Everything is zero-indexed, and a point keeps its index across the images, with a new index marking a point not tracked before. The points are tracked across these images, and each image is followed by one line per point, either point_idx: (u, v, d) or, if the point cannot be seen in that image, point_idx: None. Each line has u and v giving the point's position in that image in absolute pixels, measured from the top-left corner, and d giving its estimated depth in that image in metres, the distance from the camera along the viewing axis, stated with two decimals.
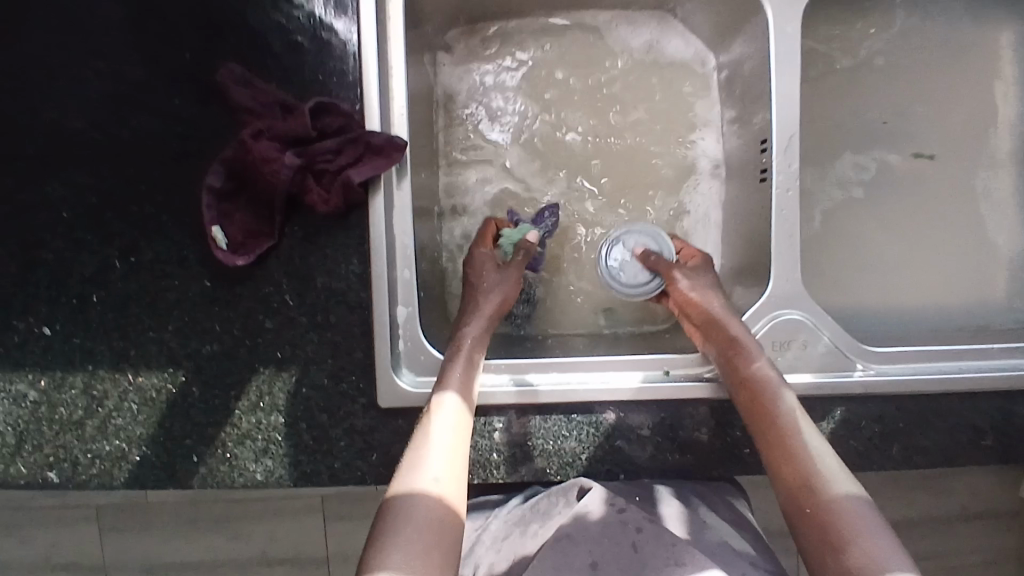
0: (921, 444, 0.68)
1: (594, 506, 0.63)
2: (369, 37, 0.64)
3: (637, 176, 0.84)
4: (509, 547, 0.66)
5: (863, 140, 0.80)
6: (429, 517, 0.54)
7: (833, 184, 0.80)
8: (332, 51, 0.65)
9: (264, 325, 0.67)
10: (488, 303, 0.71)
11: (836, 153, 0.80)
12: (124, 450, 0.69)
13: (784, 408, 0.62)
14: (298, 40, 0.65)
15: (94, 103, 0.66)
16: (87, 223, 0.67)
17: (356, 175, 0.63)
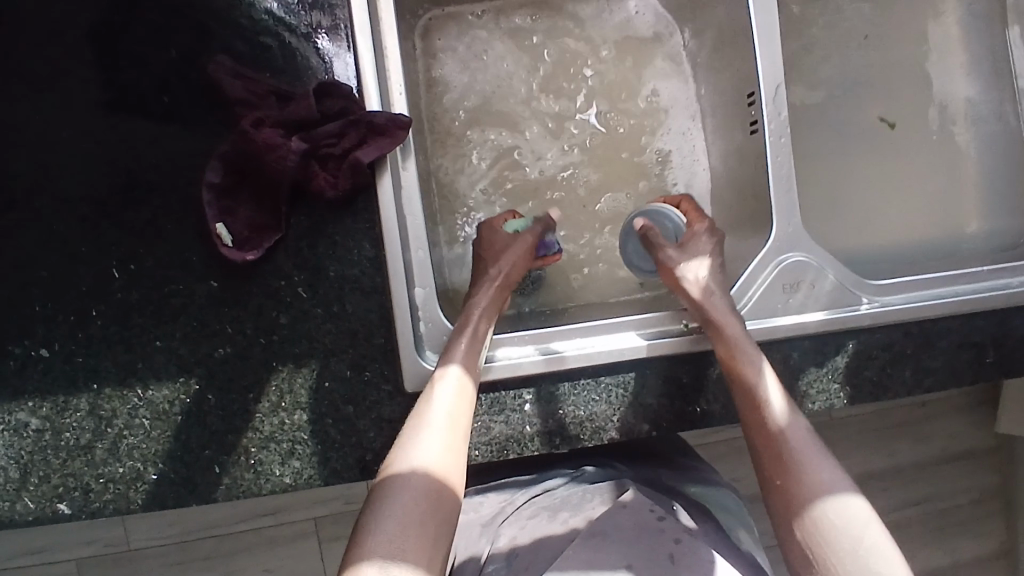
0: (931, 367, 0.71)
1: (635, 500, 0.64)
2: (354, 40, 0.65)
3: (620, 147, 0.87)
4: (533, 526, 0.66)
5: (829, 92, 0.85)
6: (426, 504, 0.55)
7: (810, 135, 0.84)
8: (298, 54, 0.65)
9: (279, 321, 0.65)
10: (498, 276, 0.72)
11: (806, 108, 0.85)
12: (139, 470, 0.65)
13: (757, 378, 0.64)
14: (265, 41, 0.64)
15: (78, 108, 0.63)
16: (80, 233, 0.64)
17: (365, 154, 0.63)
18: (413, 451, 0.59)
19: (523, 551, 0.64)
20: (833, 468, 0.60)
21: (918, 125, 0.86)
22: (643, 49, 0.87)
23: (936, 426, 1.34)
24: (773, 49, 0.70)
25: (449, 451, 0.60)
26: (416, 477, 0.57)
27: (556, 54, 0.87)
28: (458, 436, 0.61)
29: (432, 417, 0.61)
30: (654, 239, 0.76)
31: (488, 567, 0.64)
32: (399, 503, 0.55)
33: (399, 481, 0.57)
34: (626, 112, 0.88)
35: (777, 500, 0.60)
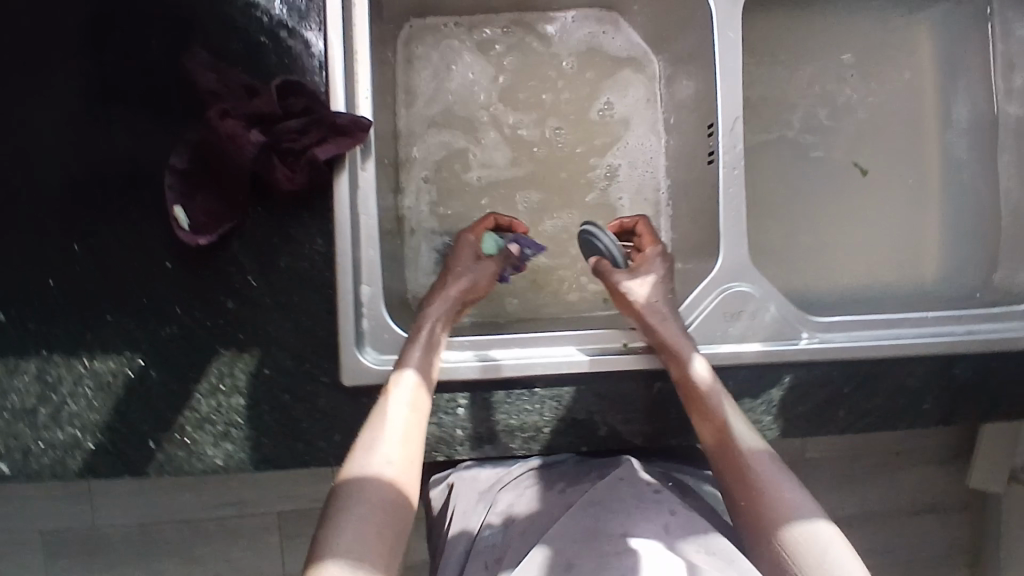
0: (866, 409, 0.72)
1: (630, 475, 0.67)
2: (333, 37, 0.66)
3: (588, 169, 0.89)
4: (531, 495, 0.68)
5: (796, 132, 0.86)
6: (381, 512, 0.59)
7: (773, 172, 0.86)
8: (293, 51, 0.67)
9: (226, 307, 0.67)
10: (457, 290, 0.73)
11: (778, 145, 0.86)
12: (78, 438, 0.67)
13: (715, 399, 0.66)
14: (261, 40, 0.67)
15: (52, 86, 0.66)
16: (44, 206, 0.66)
17: (322, 152, 0.64)
18: (372, 456, 0.61)
19: (520, 517, 0.66)
20: (799, 495, 0.62)
21: (885, 170, 0.87)
22: (620, 76, 0.89)
23: (906, 476, 1.32)
24: (733, 84, 0.71)
25: (408, 453, 0.62)
26: (375, 486, 0.60)
27: (533, 74, 0.89)
28: (417, 432, 0.64)
29: (394, 408, 0.63)
30: (604, 270, 0.75)
31: (484, 532, 0.66)
32: (356, 512, 0.58)
33: (355, 488, 0.60)
34: (599, 135, 0.89)
35: (745, 525, 0.62)
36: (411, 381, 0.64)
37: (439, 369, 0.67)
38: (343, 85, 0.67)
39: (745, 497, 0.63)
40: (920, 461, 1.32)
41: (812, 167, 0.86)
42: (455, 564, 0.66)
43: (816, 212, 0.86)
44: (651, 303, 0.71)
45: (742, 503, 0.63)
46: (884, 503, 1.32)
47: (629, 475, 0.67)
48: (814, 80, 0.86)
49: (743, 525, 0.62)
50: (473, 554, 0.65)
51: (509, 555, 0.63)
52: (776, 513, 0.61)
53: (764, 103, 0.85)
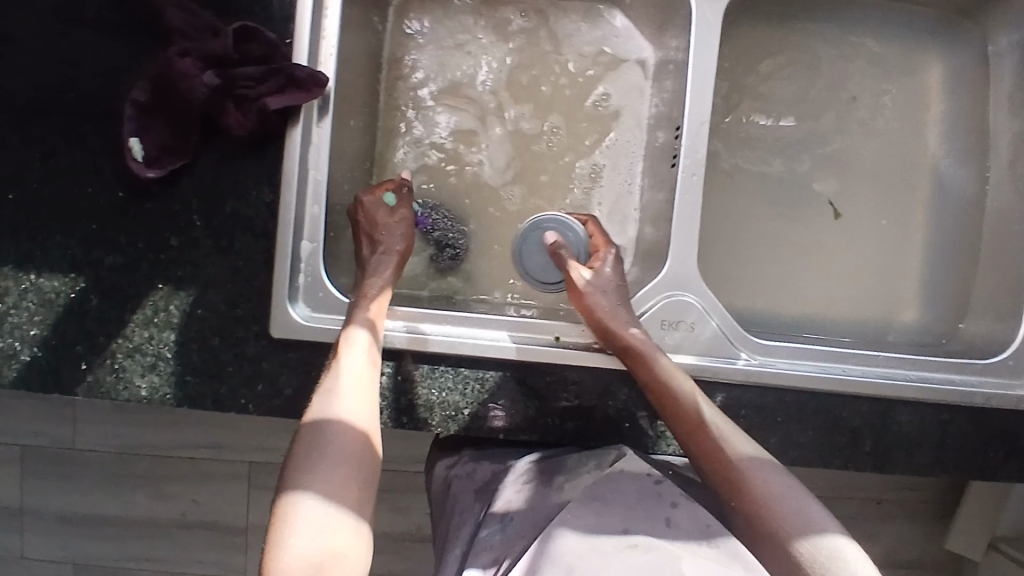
0: (800, 441, 0.69)
1: (632, 469, 0.65)
2: None
3: (567, 162, 0.87)
4: (528, 490, 0.66)
5: (784, 151, 0.83)
6: (352, 454, 0.57)
7: (753, 189, 0.83)
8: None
9: (169, 242, 0.69)
10: (387, 252, 0.72)
11: (756, 157, 0.83)
12: (15, 349, 0.69)
13: (687, 397, 0.63)
14: None
15: (35, 6, 0.68)
16: (12, 121, 0.69)
17: (273, 102, 0.65)
18: (333, 401, 0.59)
19: (517, 514, 0.65)
20: (794, 489, 0.58)
21: (873, 202, 0.84)
22: (611, 71, 0.87)
23: (884, 527, 1.26)
24: (704, 86, 0.69)
25: (368, 401, 0.61)
26: (341, 429, 0.58)
27: (524, 58, 0.87)
28: (371, 385, 0.62)
29: (348, 364, 0.61)
30: (563, 258, 0.74)
31: (482, 532, 0.65)
32: (328, 452, 0.56)
33: (326, 431, 0.57)
34: (583, 128, 0.87)
35: (742, 523, 0.59)
36: (362, 344, 0.63)
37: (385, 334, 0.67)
38: (310, 39, 0.68)
39: (734, 495, 0.59)
40: (899, 516, 1.27)
41: (789, 189, 0.83)
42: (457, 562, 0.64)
43: (792, 236, 0.83)
44: (609, 302, 0.69)
45: (736, 503, 0.59)
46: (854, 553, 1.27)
47: (631, 472, 0.65)
48: (808, 96, 0.83)
49: (743, 525, 0.59)
50: (474, 555, 0.63)
51: (512, 551, 0.62)
52: (771, 508, 0.57)
53: (747, 116, 0.82)
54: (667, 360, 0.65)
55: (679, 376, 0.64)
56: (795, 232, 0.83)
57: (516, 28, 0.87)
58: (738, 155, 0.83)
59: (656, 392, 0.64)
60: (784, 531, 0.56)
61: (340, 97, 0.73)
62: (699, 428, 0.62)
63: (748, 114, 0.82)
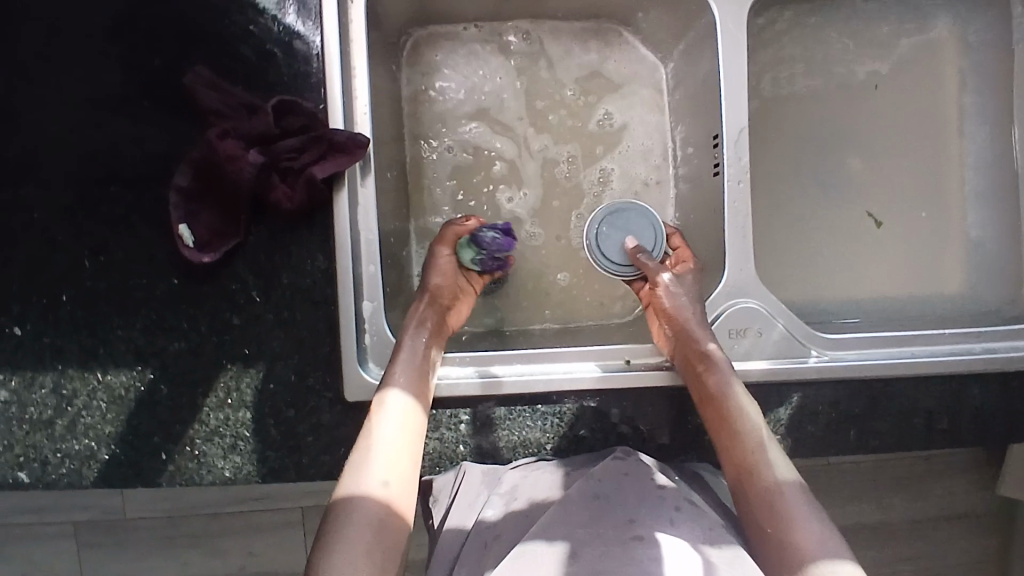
0: (878, 428, 0.70)
1: (636, 470, 0.65)
2: (331, 48, 0.67)
3: (598, 177, 0.86)
4: (538, 485, 0.65)
5: (812, 141, 0.84)
6: (371, 534, 0.56)
7: (788, 183, 0.84)
8: (297, 54, 0.68)
9: (231, 322, 0.69)
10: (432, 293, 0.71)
11: (785, 150, 0.84)
12: (93, 449, 0.69)
13: (745, 419, 0.64)
14: (270, 49, 0.68)
15: (70, 110, 0.69)
16: (60, 224, 0.69)
17: (319, 171, 0.65)
18: (362, 475, 0.59)
19: (524, 496, 0.64)
20: (827, 527, 0.57)
21: (907, 176, 0.84)
22: (629, 83, 0.87)
23: (935, 483, 1.27)
24: (739, 95, 0.70)
25: (394, 470, 0.60)
26: (367, 501, 0.57)
27: (540, 82, 0.87)
28: (405, 454, 0.61)
29: (383, 427, 0.61)
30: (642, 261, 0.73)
31: (487, 511, 0.63)
32: (349, 529, 0.56)
33: (349, 506, 0.57)
34: (608, 142, 0.87)
35: (768, 552, 0.58)
36: (399, 403, 0.63)
37: (431, 388, 0.66)
38: (342, 101, 0.68)
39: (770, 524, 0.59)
40: (953, 472, 1.27)
41: (821, 176, 0.84)
42: (455, 541, 0.63)
43: (831, 223, 0.83)
44: (691, 308, 0.69)
45: (768, 532, 0.58)
46: (914, 514, 1.28)
47: (636, 470, 0.64)
48: (828, 82, 0.84)
49: (769, 554, 0.58)
50: (473, 533, 0.62)
51: (508, 535, 0.61)
52: (803, 540, 0.56)
53: (772, 110, 0.83)
54: (734, 382, 0.66)
55: (744, 399, 0.65)
56: (834, 218, 0.84)
57: (528, 53, 0.86)
58: (768, 150, 0.83)
59: (714, 408, 0.65)
60: (804, 567, 0.55)
61: (376, 153, 0.73)
62: (750, 449, 0.63)
63: (772, 108, 0.83)
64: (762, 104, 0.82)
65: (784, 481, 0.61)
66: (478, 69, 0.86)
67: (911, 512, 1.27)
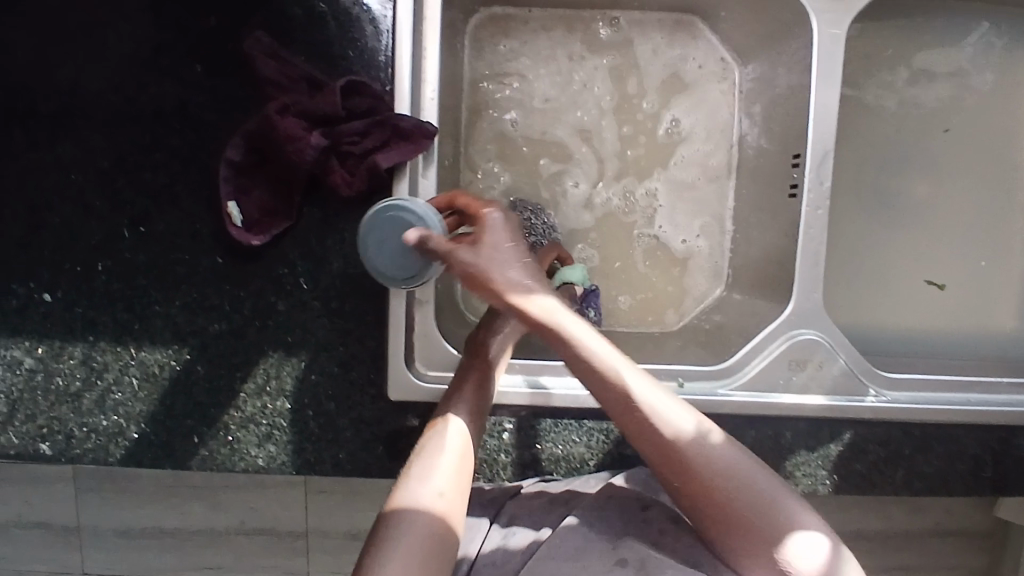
0: (924, 471, 0.69)
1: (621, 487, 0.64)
2: (403, 20, 0.63)
3: (658, 181, 0.83)
4: (538, 510, 0.63)
5: (886, 163, 0.80)
6: (431, 546, 0.52)
7: (854, 204, 0.80)
8: (363, 28, 0.64)
9: (276, 307, 0.66)
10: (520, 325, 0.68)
11: (856, 170, 0.80)
12: (121, 426, 0.67)
13: None
14: (324, 16, 0.64)
15: (113, 65, 0.64)
16: (98, 188, 0.65)
17: (384, 159, 0.62)
18: (420, 486, 0.55)
19: (522, 525, 0.61)
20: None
21: (975, 209, 0.81)
22: (700, 82, 0.82)
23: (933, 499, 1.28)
24: (828, 118, 0.66)
25: (455, 488, 0.56)
26: (424, 513, 0.54)
27: (607, 72, 0.82)
28: (467, 474, 0.58)
29: (449, 440, 0.59)
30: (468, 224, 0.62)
31: (484, 546, 0.60)
32: (403, 536, 0.52)
33: (406, 515, 0.53)
34: (670, 142, 0.83)
35: None
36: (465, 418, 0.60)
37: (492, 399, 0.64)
38: (411, 86, 0.64)
39: None
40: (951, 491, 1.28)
41: (889, 202, 0.80)
42: None
43: (892, 252, 0.80)
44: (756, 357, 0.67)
45: None
46: (908, 527, 1.28)
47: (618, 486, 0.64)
48: (910, 102, 0.80)
49: None
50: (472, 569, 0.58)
51: (511, 562, 0.58)
52: None
53: (848, 128, 0.79)
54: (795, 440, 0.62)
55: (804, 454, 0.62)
56: (897, 245, 0.80)
57: (598, 39, 0.81)
58: (837, 168, 0.80)
59: None
60: None
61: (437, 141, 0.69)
62: None
63: (850, 123, 0.79)
64: (840, 120, 0.78)
65: (794, 530, 0.50)
66: (543, 51, 0.81)
67: (905, 526, 1.28)
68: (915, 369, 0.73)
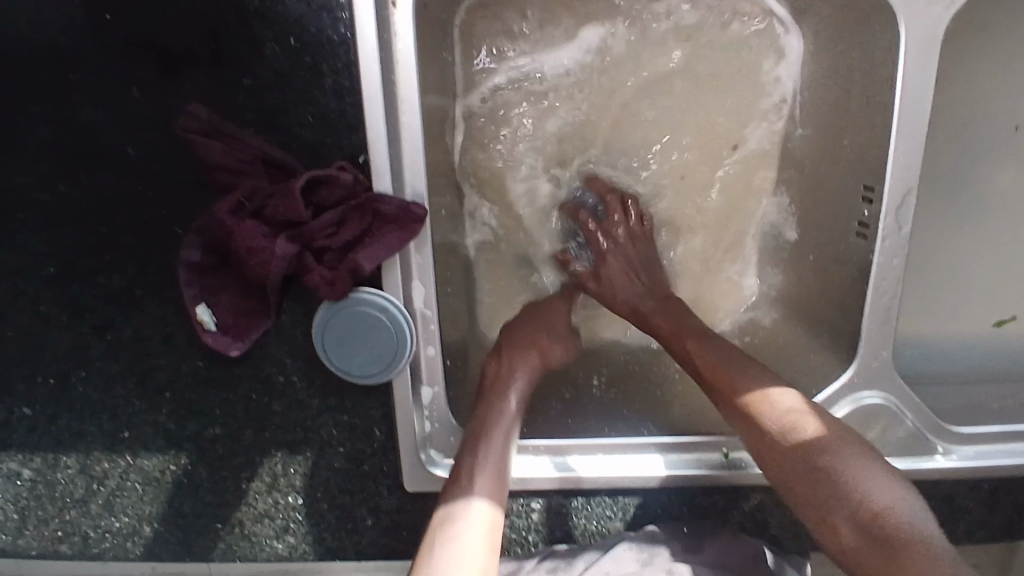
0: (993, 521, 0.64)
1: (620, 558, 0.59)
2: (369, 77, 0.49)
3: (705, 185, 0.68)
4: None
5: (990, 145, 0.59)
6: None
7: (948, 205, 0.61)
8: (323, 87, 0.51)
9: (271, 408, 0.60)
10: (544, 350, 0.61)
11: (961, 166, 0.60)
12: (135, 526, 0.64)
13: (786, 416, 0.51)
14: (275, 79, 0.52)
15: (38, 155, 0.55)
16: (54, 296, 0.58)
17: (366, 259, 0.52)
18: None
19: None
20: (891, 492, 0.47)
21: None
22: None
23: None
24: (911, 149, 0.53)
25: None
26: None
27: (626, 58, 0.63)
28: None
29: (460, 553, 0.45)
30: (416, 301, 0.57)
31: None
32: None
33: None
34: (710, 134, 0.65)
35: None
36: (478, 523, 0.48)
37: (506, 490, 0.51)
38: (389, 158, 0.52)
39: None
40: None
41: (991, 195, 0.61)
42: None
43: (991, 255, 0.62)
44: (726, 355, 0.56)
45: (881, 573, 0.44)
46: None
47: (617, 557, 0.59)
48: None
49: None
50: None
51: None
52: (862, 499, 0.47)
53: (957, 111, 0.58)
54: (766, 391, 0.53)
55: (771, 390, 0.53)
56: (998, 246, 0.62)
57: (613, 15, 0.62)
58: (933, 171, 0.60)
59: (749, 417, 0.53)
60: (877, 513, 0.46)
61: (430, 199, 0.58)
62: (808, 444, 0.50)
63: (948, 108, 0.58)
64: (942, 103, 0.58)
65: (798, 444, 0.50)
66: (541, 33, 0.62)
67: None
68: (1004, 419, 0.60)
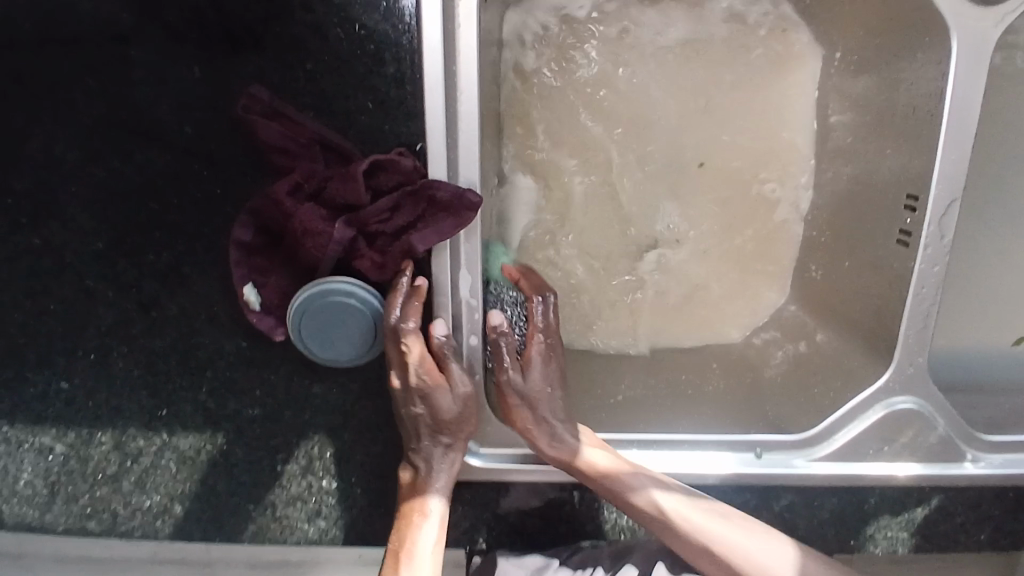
0: (1013, 528, 0.66)
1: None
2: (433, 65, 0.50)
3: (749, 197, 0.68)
4: None
5: None
6: None
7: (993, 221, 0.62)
8: (384, 71, 0.52)
9: (312, 390, 0.60)
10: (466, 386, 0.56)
11: (1002, 177, 0.61)
12: (166, 504, 0.64)
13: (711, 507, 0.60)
14: (338, 61, 0.52)
15: (90, 129, 0.55)
16: (99, 271, 0.58)
17: (419, 243, 0.52)
18: None
19: None
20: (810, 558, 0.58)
21: None
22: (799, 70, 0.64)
23: None
24: (957, 160, 0.54)
25: None
26: None
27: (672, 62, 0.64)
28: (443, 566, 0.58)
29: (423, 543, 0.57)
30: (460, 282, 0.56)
31: None
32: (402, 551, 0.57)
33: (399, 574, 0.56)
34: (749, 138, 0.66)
35: None
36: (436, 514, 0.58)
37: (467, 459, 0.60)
38: (447, 146, 0.52)
39: None
40: None
41: None
42: None
43: None
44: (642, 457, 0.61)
45: None
46: None
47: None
48: None
49: None
50: None
51: None
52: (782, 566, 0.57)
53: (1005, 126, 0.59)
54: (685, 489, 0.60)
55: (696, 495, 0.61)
56: None
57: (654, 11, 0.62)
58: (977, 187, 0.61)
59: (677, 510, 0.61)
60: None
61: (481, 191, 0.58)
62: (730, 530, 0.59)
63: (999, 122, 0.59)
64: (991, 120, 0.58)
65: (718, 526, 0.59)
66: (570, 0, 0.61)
67: None
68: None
